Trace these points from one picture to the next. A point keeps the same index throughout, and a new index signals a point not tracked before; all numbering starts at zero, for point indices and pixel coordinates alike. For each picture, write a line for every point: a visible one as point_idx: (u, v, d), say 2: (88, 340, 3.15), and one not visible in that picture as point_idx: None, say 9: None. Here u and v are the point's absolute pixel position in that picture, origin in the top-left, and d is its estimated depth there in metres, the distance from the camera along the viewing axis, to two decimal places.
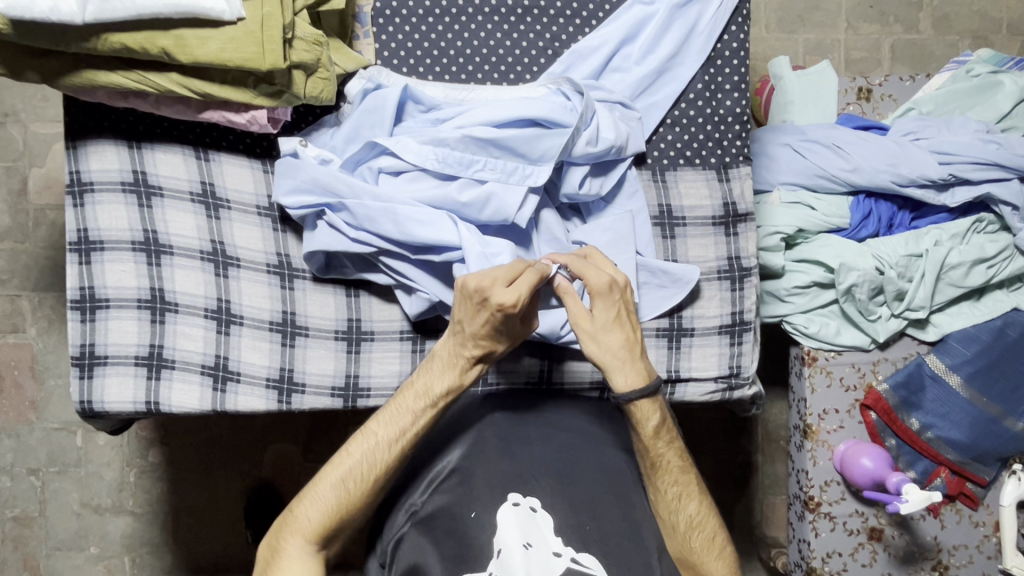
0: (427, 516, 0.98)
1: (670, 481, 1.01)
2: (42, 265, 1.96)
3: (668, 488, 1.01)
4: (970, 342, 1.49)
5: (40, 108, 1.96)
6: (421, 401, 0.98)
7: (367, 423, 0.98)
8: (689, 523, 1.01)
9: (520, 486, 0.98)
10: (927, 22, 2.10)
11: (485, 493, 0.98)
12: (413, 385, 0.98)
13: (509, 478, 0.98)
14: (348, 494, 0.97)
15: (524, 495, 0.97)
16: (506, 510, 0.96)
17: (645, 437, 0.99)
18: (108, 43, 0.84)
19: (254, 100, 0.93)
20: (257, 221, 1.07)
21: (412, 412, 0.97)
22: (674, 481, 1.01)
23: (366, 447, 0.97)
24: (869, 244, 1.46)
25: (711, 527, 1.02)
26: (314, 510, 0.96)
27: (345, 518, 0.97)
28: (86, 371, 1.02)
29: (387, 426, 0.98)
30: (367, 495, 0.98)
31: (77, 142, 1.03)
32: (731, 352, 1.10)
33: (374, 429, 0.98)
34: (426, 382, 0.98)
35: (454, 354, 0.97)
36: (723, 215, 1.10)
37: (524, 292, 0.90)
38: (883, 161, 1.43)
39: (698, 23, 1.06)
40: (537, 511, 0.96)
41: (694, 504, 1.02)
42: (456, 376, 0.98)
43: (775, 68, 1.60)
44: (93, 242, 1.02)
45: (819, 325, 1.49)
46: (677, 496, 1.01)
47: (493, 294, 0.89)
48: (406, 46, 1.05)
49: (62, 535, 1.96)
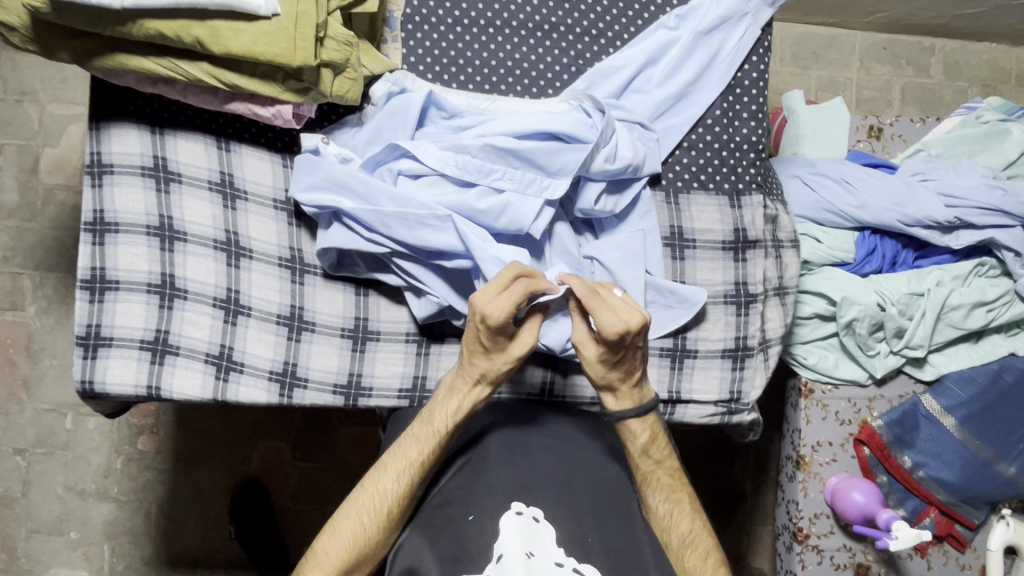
0: (427, 517, 0.99)
1: (659, 495, 1.01)
2: (47, 244, 1.96)
3: (659, 503, 1.01)
4: (965, 384, 1.51)
5: (59, 90, 1.99)
6: (427, 430, 0.98)
7: (381, 456, 0.99)
8: (682, 540, 1.00)
9: (523, 495, 0.98)
10: (939, 67, 2.14)
11: (488, 499, 0.98)
12: (420, 414, 0.99)
13: (513, 487, 0.99)
14: (366, 528, 0.96)
15: (527, 504, 0.97)
16: (510, 518, 0.95)
17: (638, 449, 1.00)
18: (143, 29, 0.85)
19: (281, 95, 0.94)
20: (273, 214, 1.08)
21: (419, 441, 0.98)
22: (665, 496, 1.01)
23: (381, 481, 0.97)
24: (872, 279, 1.48)
25: (706, 546, 1.00)
26: (335, 544, 0.95)
27: (369, 552, 0.97)
28: (90, 351, 1.02)
29: (393, 458, 0.98)
30: (387, 525, 0.97)
31: (101, 124, 1.04)
32: (732, 377, 1.11)
33: (385, 463, 0.98)
34: (431, 410, 0.99)
35: (458, 379, 0.98)
36: (733, 240, 1.11)
37: (505, 308, 0.87)
38: (891, 199, 1.44)
39: (720, 51, 1.08)
40: (540, 521, 0.96)
41: (689, 522, 1.01)
42: (460, 402, 0.98)
43: (788, 101, 1.63)
44: (109, 224, 1.03)
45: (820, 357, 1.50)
46: (668, 512, 1.01)
47: (476, 305, 0.88)
48: (433, 53, 1.07)
49: (43, 518, 1.93)
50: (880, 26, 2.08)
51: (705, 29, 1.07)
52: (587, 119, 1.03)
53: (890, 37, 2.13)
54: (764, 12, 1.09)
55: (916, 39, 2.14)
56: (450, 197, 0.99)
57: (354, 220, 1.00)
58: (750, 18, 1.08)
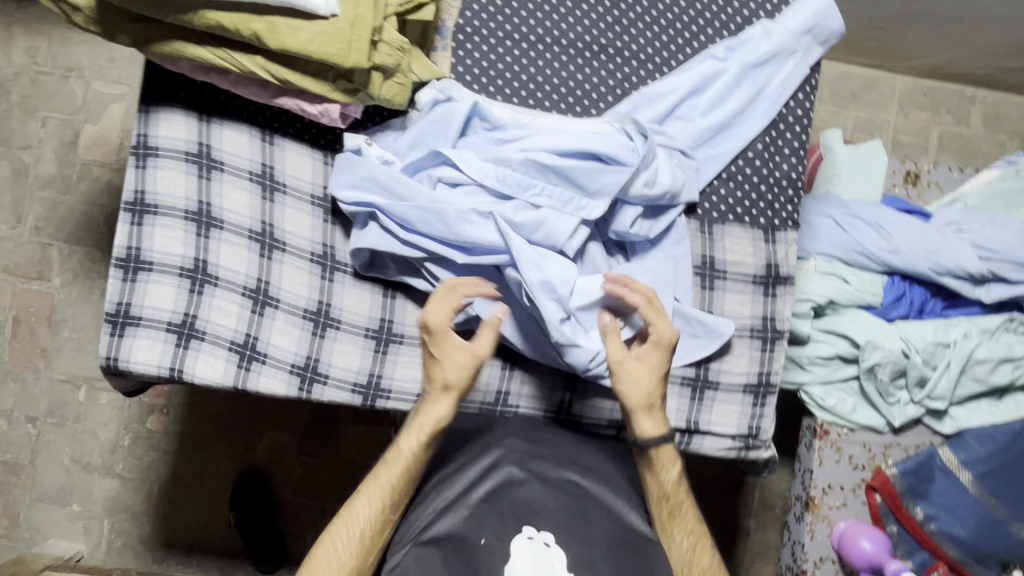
0: (433, 538, 0.97)
1: (682, 532, 1.03)
2: (78, 218, 2.00)
3: (681, 539, 1.03)
4: (985, 440, 1.48)
5: (105, 69, 2.04)
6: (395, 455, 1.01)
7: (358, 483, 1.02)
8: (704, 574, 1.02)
9: (536, 520, 0.97)
10: (978, 117, 2.13)
11: (497, 520, 0.97)
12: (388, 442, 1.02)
13: (525, 510, 0.98)
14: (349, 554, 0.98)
15: (538, 529, 0.96)
16: (521, 542, 0.94)
17: (663, 486, 1.02)
18: (204, 19, 0.87)
19: (330, 94, 0.95)
20: (310, 209, 1.09)
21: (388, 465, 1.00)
22: (688, 531, 1.04)
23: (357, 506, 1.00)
24: (898, 325, 1.46)
25: None
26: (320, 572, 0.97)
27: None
28: (117, 329, 1.03)
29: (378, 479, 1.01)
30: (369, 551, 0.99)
31: (150, 107, 1.05)
32: (752, 413, 1.10)
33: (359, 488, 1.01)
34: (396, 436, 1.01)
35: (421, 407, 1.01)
36: (764, 275, 1.10)
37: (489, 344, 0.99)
38: (924, 246, 1.43)
39: (767, 86, 1.08)
40: (551, 546, 0.95)
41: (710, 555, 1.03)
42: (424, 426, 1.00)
43: (826, 139, 1.61)
44: (148, 205, 1.04)
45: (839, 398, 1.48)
46: (690, 548, 1.03)
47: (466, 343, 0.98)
48: (481, 64, 1.08)
49: (47, 488, 1.95)
50: (922, 72, 2.07)
51: (754, 62, 1.07)
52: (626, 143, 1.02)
53: (931, 84, 2.12)
54: (813, 51, 1.09)
55: (957, 88, 2.12)
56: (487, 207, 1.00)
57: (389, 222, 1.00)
58: (800, 56, 1.08)
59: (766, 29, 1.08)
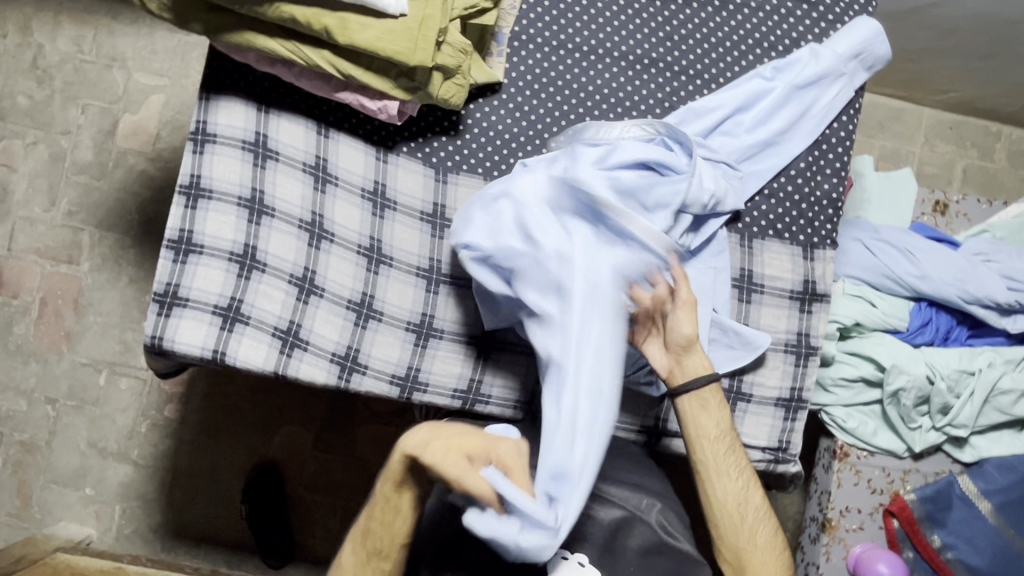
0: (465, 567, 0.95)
1: (733, 474, 1.01)
2: (112, 204, 2.03)
3: (731, 484, 1.01)
4: (1006, 471, 1.49)
5: (148, 61, 2.08)
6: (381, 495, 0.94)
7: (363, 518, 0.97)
8: (766, 543, 1.00)
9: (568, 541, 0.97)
10: (1003, 153, 2.15)
11: None
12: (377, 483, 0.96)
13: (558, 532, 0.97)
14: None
15: (573, 550, 0.96)
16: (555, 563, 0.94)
17: (713, 426, 1.02)
18: (279, 12, 0.90)
19: (391, 90, 0.98)
20: (359, 202, 1.11)
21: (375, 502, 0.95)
22: (738, 475, 1.02)
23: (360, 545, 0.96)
24: (924, 351, 1.47)
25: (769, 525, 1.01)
26: None
27: None
28: (164, 309, 1.05)
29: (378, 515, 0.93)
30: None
31: (212, 95, 1.08)
32: (782, 427, 1.11)
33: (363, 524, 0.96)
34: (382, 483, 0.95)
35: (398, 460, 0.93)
36: (801, 291, 1.12)
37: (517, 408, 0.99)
38: (953, 274, 1.45)
39: (813, 106, 1.10)
40: (585, 566, 0.94)
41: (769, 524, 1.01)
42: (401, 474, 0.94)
43: (856, 165, 1.63)
44: (202, 189, 1.07)
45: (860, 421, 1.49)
46: (739, 488, 1.01)
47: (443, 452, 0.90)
48: (533, 71, 1.11)
49: (62, 470, 1.96)
50: (949, 105, 2.10)
51: (801, 82, 1.09)
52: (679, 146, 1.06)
53: (957, 118, 2.15)
54: (859, 75, 1.12)
55: (983, 122, 2.15)
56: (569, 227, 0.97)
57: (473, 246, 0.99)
58: (846, 79, 1.11)
59: (814, 51, 1.10)
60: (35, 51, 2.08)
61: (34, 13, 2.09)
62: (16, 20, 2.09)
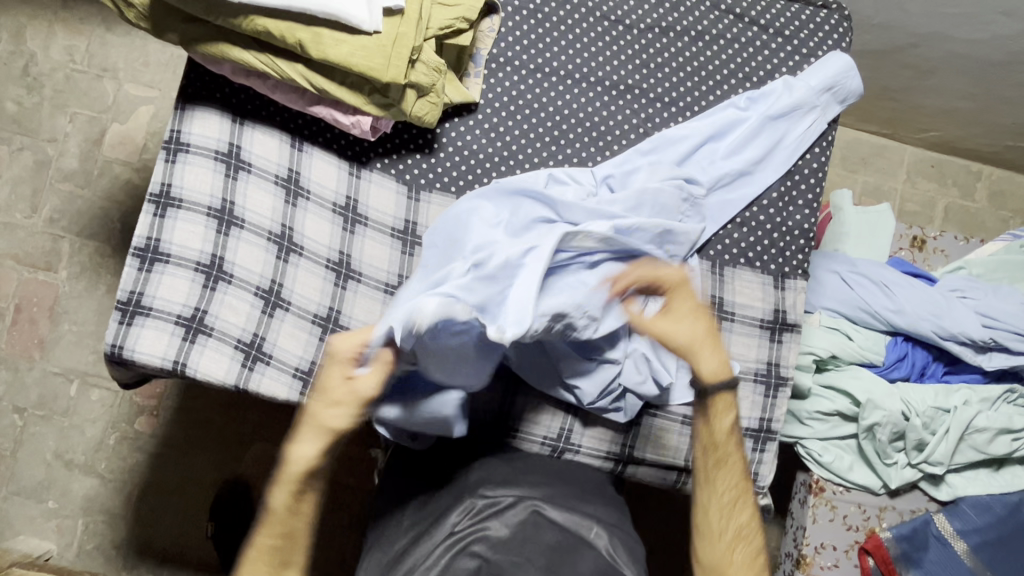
0: None
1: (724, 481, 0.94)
2: (93, 212, 2.02)
3: (726, 491, 0.94)
4: (982, 511, 1.48)
5: (139, 72, 2.09)
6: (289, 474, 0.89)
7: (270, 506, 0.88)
8: (735, 533, 0.91)
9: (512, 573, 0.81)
10: (984, 192, 2.18)
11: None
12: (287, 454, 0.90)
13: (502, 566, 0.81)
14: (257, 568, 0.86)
15: None
16: None
17: (714, 435, 0.98)
18: (253, 25, 0.91)
19: (364, 106, 0.98)
20: (330, 217, 1.11)
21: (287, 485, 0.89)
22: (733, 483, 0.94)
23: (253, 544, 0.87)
24: (899, 386, 1.46)
25: (756, 544, 0.90)
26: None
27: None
28: (126, 317, 1.03)
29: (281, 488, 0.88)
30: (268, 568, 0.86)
31: (187, 105, 1.08)
32: (750, 458, 1.09)
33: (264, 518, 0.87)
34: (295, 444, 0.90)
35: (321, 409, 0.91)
36: (772, 320, 1.11)
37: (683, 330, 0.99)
38: (929, 309, 1.44)
39: (786, 137, 1.11)
40: None
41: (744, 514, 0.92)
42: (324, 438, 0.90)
43: (835, 199, 1.65)
44: (173, 198, 1.06)
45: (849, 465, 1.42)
46: (731, 500, 0.93)
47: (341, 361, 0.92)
48: (510, 93, 1.12)
49: (25, 482, 1.91)
50: (931, 144, 2.13)
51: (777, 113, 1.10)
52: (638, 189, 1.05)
53: (939, 156, 2.17)
54: (832, 108, 1.13)
55: (964, 162, 2.18)
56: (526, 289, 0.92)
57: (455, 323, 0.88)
58: (819, 111, 1.12)
59: (788, 85, 1.12)
60: (27, 59, 2.09)
61: (29, 21, 2.10)
62: (9, 28, 2.10)
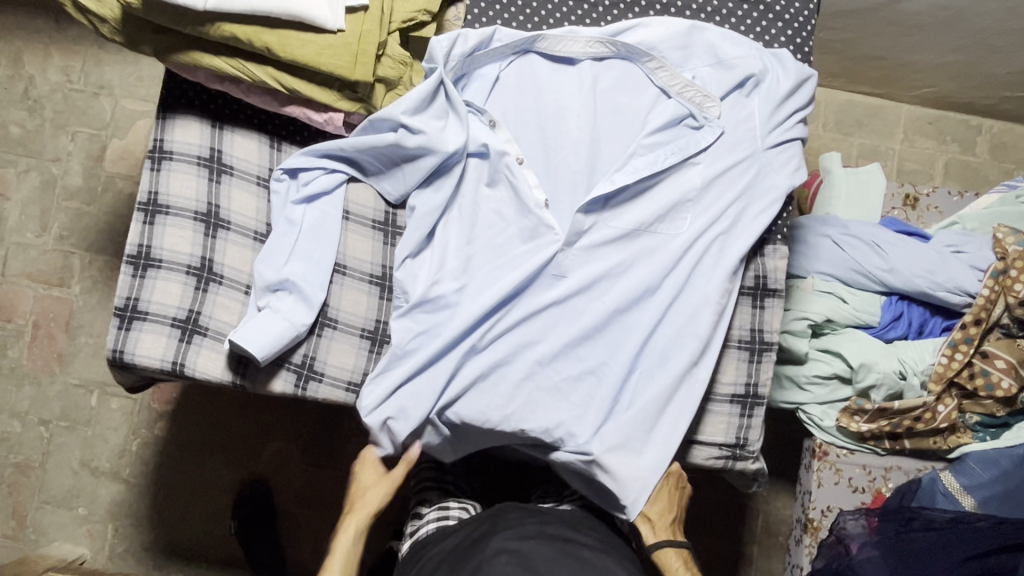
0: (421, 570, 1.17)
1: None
2: (100, 228, 2.11)
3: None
4: (988, 465, 1.44)
5: (134, 87, 2.15)
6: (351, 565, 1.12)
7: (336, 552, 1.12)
8: None
9: None
10: (985, 146, 2.14)
11: None
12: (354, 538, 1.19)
13: None
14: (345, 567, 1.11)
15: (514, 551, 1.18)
16: None
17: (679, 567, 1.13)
18: (219, 30, 0.95)
19: (337, 102, 1.04)
20: (252, 244, 1.13)
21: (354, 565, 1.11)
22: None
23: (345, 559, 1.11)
24: (896, 345, 1.46)
25: None
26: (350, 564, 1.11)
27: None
28: (124, 323, 1.07)
29: (364, 196, 1.14)
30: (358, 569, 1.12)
31: (167, 114, 1.11)
32: (739, 423, 1.13)
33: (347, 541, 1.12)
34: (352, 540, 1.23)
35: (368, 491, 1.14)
36: (753, 286, 1.13)
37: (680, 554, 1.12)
38: (922, 266, 1.43)
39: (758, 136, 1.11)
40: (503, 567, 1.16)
41: None
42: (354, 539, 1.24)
43: (823, 162, 1.62)
44: (160, 206, 1.10)
45: (888, 426, 1.45)
46: None
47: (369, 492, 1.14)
48: (487, 14, 1.15)
49: (55, 491, 2.06)
50: (926, 101, 2.10)
51: (803, 71, 1.11)
52: (715, 137, 1.11)
53: (937, 113, 2.14)
54: (805, 88, 1.12)
55: (963, 116, 2.14)
56: (670, 80, 1.12)
57: (478, 79, 1.14)
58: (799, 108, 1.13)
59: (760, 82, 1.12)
60: (26, 82, 2.16)
61: (25, 45, 2.16)
62: (7, 54, 2.16)
